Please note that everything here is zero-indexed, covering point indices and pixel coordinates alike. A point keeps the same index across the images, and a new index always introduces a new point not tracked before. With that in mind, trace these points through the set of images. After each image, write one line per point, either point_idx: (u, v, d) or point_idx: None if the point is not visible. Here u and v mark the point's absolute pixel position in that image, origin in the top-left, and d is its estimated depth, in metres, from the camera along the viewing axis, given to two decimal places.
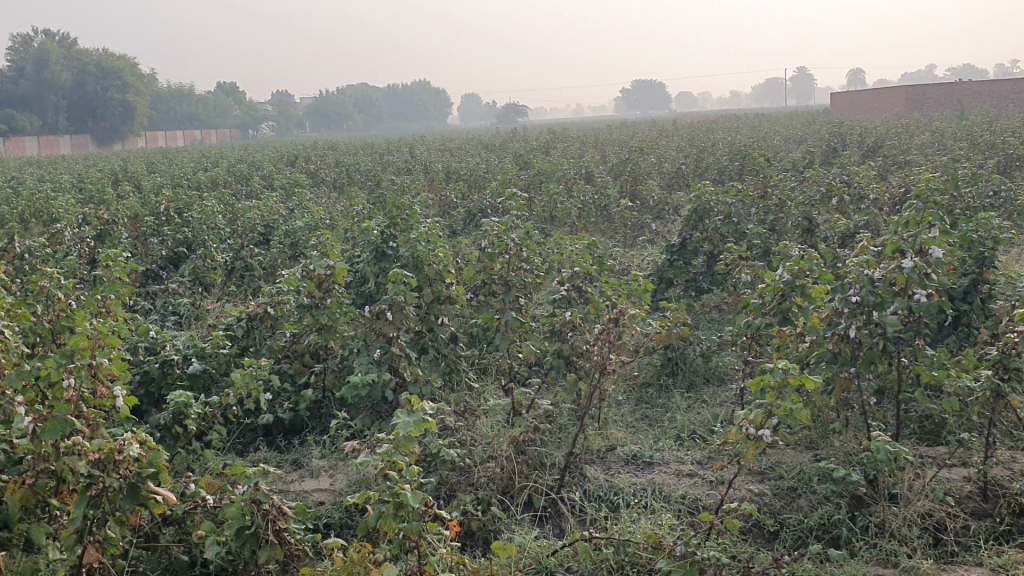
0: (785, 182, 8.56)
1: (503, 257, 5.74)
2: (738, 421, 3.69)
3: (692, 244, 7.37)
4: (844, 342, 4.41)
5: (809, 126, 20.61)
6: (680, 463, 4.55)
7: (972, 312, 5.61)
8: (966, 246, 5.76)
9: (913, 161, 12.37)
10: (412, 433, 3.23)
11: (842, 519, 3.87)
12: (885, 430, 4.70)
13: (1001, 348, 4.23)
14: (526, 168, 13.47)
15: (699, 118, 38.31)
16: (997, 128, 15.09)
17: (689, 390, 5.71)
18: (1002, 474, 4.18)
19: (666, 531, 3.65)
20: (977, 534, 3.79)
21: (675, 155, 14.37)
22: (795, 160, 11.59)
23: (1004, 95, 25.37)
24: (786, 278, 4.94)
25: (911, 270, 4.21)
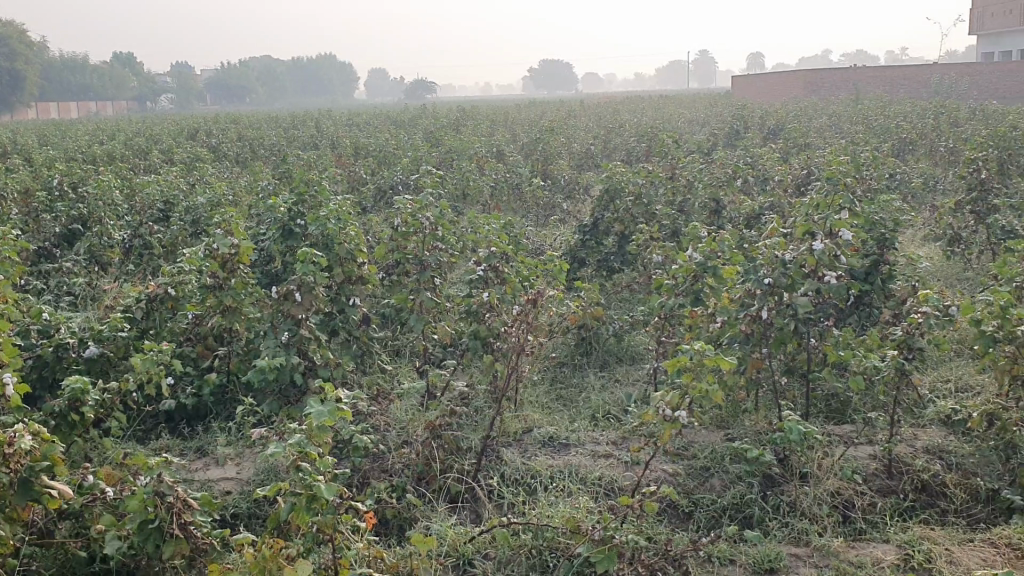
0: (693, 163, 8.64)
1: (417, 235, 5.61)
2: (654, 402, 3.69)
3: (604, 224, 7.37)
4: (756, 323, 4.42)
5: (711, 108, 21.00)
6: (595, 444, 4.54)
7: (874, 291, 5.75)
8: (868, 228, 5.90)
9: (812, 144, 12.68)
10: (325, 423, 3.08)
11: (754, 499, 3.91)
12: (794, 409, 4.78)
13: (906, 329, 4.36)
14: (436, 145, 13.31)
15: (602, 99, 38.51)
16: (890, 113, 15.60)
17: (602, 370, 5.72)
18: (907, 452, 4.29)
19: (584, 514, 3.62)
20: (883, 511, 3.89)
21: (584, 135, 14.39)
22: (700, 142, 11.73)
23: (894, 81, 26.23)
24: (697, 259, 4.92)
25: (821, 253, 4.27)
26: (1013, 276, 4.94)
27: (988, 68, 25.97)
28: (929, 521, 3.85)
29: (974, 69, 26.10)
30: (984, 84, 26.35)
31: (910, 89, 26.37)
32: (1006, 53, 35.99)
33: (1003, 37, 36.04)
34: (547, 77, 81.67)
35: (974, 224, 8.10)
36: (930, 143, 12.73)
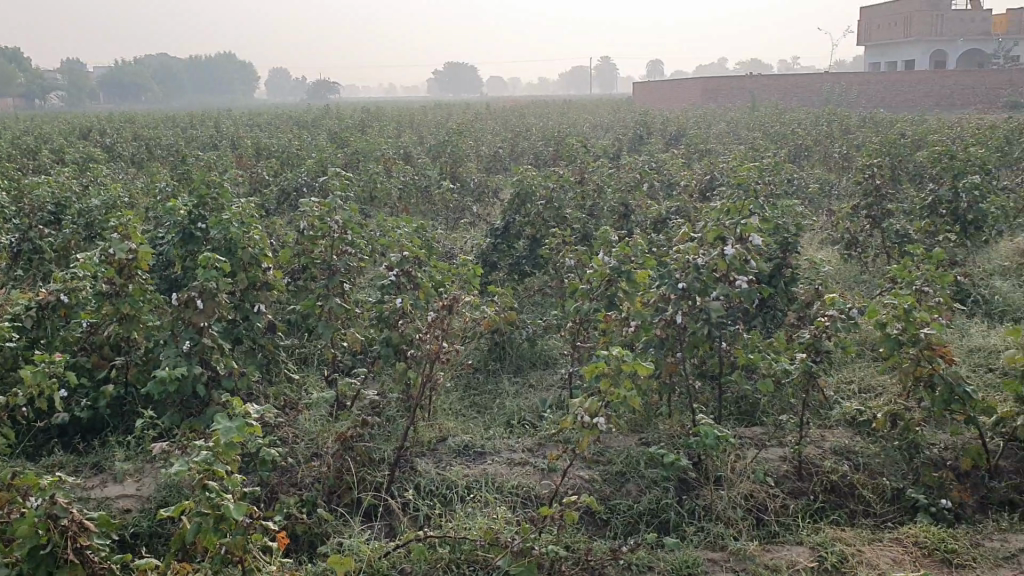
0: (602, 168, 8.69)
1: (325, 239, 5.43)
2: (573, 409, 3.63)
3: (515, 227, 7.34)
4: (670, 328, 4.42)
5: (615, 113, 21.28)
6: (511, 451, 4.48)
7: (779, 294, 5.85)
8: (772, 233, 6.01)
9: (714, 150, 12.94)
10: (234, 440, 2.94)
11: (670, 503, 3.91)
12: (707, 413, 4.81)
13: (814, 332, 4.42)
14: (341, 146, 13.10)
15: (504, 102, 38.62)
16: (786, 120, 16.07)
17: (515, 375, 5.68)
18: (815, 453, 4.36)
19: (502, 526, 3.56)
20: (794, 513, 3.93)
21: (492, 138, 14.37)
22: (606, 147, 11.84)
23: (788, 90, 27.09)
24: (612, 264, 4.86)
25: (732, 258, 4.29)
26: (911, 279, 5.08)
27: (876, 79, 27.23)
28: (839, 521, 3.91)
29: (862, 79, 27.41)
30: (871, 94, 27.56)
31: (803, 97, 27.30)
32: (891, 63, 37.63)
33: (888, 48, 37.66)
34: (452, 80, 81.57)
35: (869, 228, 8.37)
36: (824, 150, 13.13)
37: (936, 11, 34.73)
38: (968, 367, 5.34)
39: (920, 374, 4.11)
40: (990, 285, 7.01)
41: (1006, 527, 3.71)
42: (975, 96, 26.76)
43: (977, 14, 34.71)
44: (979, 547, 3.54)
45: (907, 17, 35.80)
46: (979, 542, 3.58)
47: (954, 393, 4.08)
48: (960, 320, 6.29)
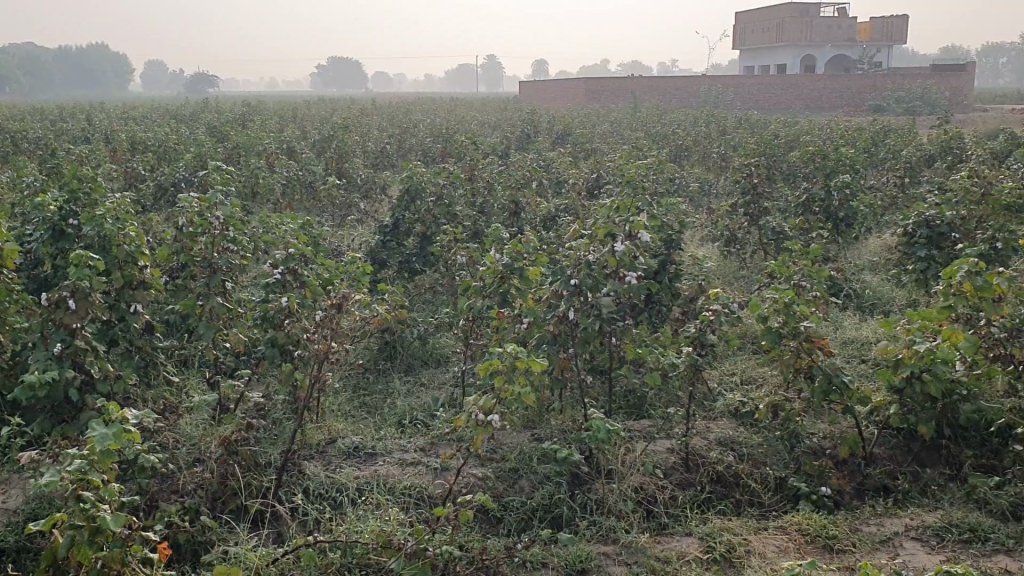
0: (490, 165, 8.68)
1: (206, 236, 5.22)
2: (466, 408, 3.59)
3: (404, 224, 7.24)
4: (562, 324, 4.43)
5: (501, 112, 21.35)
6: (402, 451, 4.42)
7: (665, 290, 5.97)
8: (657, 230, 6.12)
9: (599, 149, 13.13)
10: (111, 447, 2.79)
11: (563, 499, 3.91)
12: (597, 407, 4.84)
13: (699, 326, 4.52)
14: (222, 140, 12.70)
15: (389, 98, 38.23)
16: (667, 121, 16.45)
17: (407, 374, 5.61)
18: (702, 443, 4.44)
19: (394, 528, 3.49)
20: (683, 504, 3.99)
21: (378, 134, 14.19)
22: (494, 145, 11.86)
23: (667, 91, 27.76)
24: (505, 261, 4.78)
25: (622, 254, 4.32)
26: (790, 274, 5.25)
27: (751, 80, 27.81)
28: (726, 511, 3.99)
29: (737, 80, 27.80)
30: (749, 95, 28.10)
31: (683, 98, 28.04)
32: (764, 67, 39.03)
33: (762, 52, 39.04)
34: (336, 75, 80.39)
35: (748, 226, 8.64)
36: (704, 150, 13.51)
37: (806, 18, 36.25)
38: (842, 359, 5.55)
39: (799, 365, 4.25)
40: (860, 279, 7.33)
41: (881, 512, 3.86)
42: (840, 99, 28.22)
43: (843, 21, 36.39)
44: (857, 532, 3.67)
45: (778, 23, 37.23)
46: (856, 527, 3.71)
47: (832, 383, 4.23)
48: (834, 313, 6.55)
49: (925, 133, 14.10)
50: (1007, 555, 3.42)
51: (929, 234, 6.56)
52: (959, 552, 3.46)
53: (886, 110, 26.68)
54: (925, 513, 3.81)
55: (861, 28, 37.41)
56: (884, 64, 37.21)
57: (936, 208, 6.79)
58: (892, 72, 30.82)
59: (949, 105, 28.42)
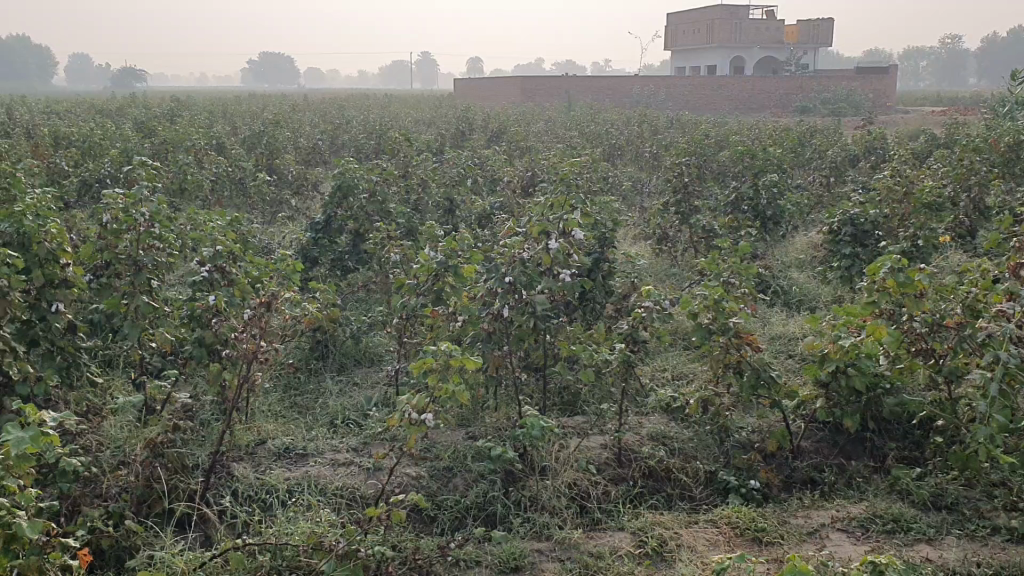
0: (424, 161, 8.61)
1: (131, 233, 5.06)
2: (399, 406, 3.54)
3: (336, 221, 7.11)
4: (497, 322, 4.40)
5: (435, 109, 21.25)
6: (334, 452, 4.36)
7: (598, 287, 5.99)
8: (591, 227, 6.14)
9: (534, 147, 13.15)
10: (28, 451, 2.69)
11: (497, 496, 3.88)
12: (531, 403, 4.83)
13: (632, 323, 4.58)
14: (149, 135, 12.39)
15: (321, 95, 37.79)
16: (600, 120, 16.56)
17: (339, 374, 5.54)
18: (635, 439, 4.47)
19: (325, 529, 3.44)
20: (616, 500, 4.00)
21: (310, 130, 13.99)
22: (428, 142, 11.79)
23: (601, 91, 27.98)
24: (440, 258, 4.69)
25: (556, 252, 4.36)
26: (719, 271, 5.32)
27: (684, 81, 28.16)
28: (657, 506, 4.02)
29: (670, 81, 28.11)
30: (682, 96, 28.45)
31: (616, 98, 28.30)
32: (695, 68, 39.60)
33: (692, 53, 39.60)
34: (267, 70, 79.21)
35: (680, 224, 8.73)
36: (637, 149, 13.64)
37: (736, 20, 36.88)
38: (771, 354, 5.64)
39: (728, 361, 4.31)
40: (787, 276, 7.47)
41: (808, 504, 3.93)
42: (768, 100, 28.82)
43: (771, 23, 37.12)
44: (785, 524, 3.73)
45: (709, 25, 37.80)
46: (785, 519, 3.77)
47: (760, 378, 4.30)
48: (762, 310, 6.66)
49: (850, 134, 14.47)
50: (929, 544, 3.51)
51: (854, 232, 6.72)
52: (883, 542, 3.54)
53: (813, 112, 27.35)
54: (850, 505, 3.88)
55: (789, 31, 38.23)
56: (811, 67, 38.09)
57: (861, 207, 6.96)
58: (819, 74, 31.57)
59: (873, 107, 29.23)
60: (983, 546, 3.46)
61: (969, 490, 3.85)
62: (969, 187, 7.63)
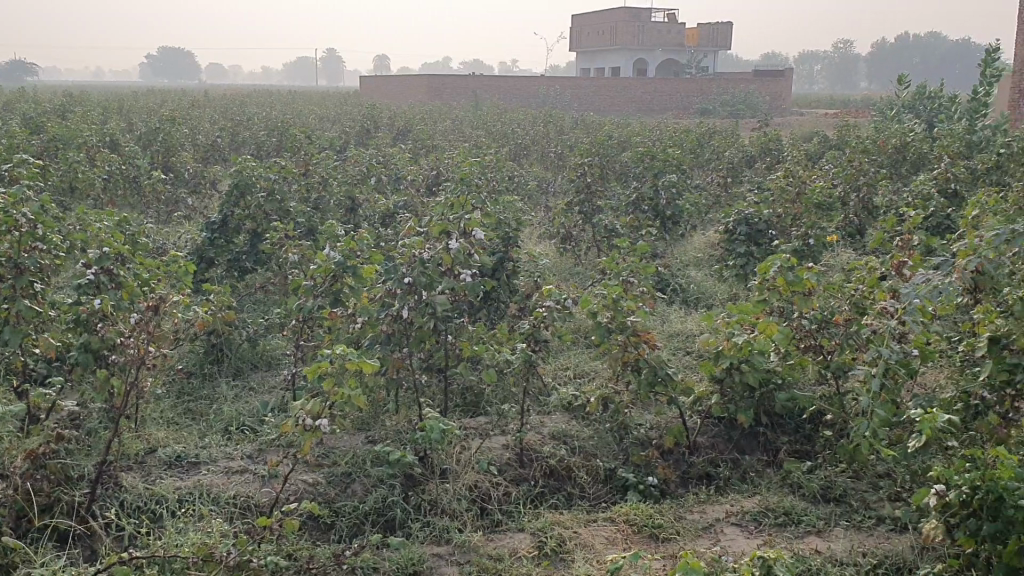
0: (326, 160, 8.44)
1: (10, 234, 4.81)
2: (294, 412, 3.47)
3: (233, 221, 6.85)
4: (397, 323, 4.29)
5: (340, 106, 20.95)
6: (228, 459, 4.24)
7: (501, 287, 5.97)
8: (494, 227, 6.12)
9: (439, 146, 13.07)
10: None
11: (396, 501, 3.83)
12: (432, 405, 4.77)
13: (533, 323, 4.57)
14: (36, 131, 11.84)
15: (222, 92, 36.84)
16: (506, 119, 16.58)
17: (235, 379, 5.40)
18: (536, 439, 4.46)
19: (216, 540, 3.34)
20: (516, 500, 3.99)
21: (209, 127, 13.60)
22: (332, 141, 11.59)
23: (507, 91, 28.02)
24: (337, 259, 4.58)
25: (457, 251, 4.28)
26: (619, 270, 5.37)
27: (589, 83, 28.41)
28: (558, 505, 4.03)
29: (576, 83, 28.28)
30: (587, 97, 28.71)
31: (523, 98, 28.40)
32: (599, 70, 40.08)
33: (597, 55, 40.09)
34: (164, 65, 76.90)
35: (583, 223, 8.79)
36: (542, 149, 13.71)
37: (639, 23, 37.45)
38: (670, 351, 5.73)
39: (627, 359, 4.36)
40: (686, 275, 7.60)
41: (704, 499, 4.00)
42: (670, 102, 29.40)
43: (672, 27, 37.87)
44: (682, 520, 3.79)
45: (612, 27, 38.29)
46: (681, 515, 3.83)
47: (657, 376, 4.37)
48: (662, 308, 6.76)
49: (746, 136, 14.84)
50: (818, 535, 3.61)
51: (749, 231, 6.90)
52: (774, 535, 3.62)
53: (712, 113, 28.14)
54: (744, 499, 3.97)
55: (689, 34, 39.01)
56: (710, 70, 38.98)
57: (755, 207, 7.14)
58: (718, 77, 32.32)
59: (769, 109, 30.12)
60: (869, 536, 3.58)
61: (856, 482, 3.97)
62: (857, 187, 7.90)
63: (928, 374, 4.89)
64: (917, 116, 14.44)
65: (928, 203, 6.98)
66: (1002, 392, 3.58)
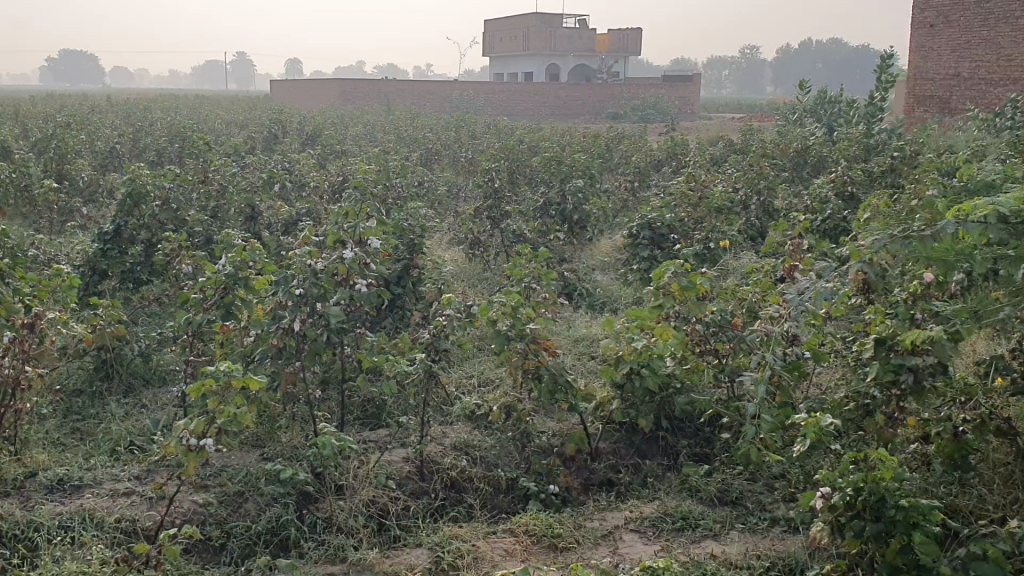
0: (225, 166, 8.16)
1: None
2: (176, 432, 3.35)
3: (127, 231, 6.56)
4: (288, 336, 4.17)
5: (248, 111, 20.43)
6: (114, 481, 4.06)
7: (406, 294, 5.87)
8: (398, 234, 6.01)
9: (348, 151, 12.83)
10: None
11: (290, 519, 3.71)
12: (331, 419, 4.66)
13: (433, 332, 4.50)
14: None
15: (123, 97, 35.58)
16: (417, 124, 16.41)
17: (126, 396, 5.17)
18: (437, 449, 4.39)
19: (95, 569, 3.19)
20: (415, 515, 3.91)
21: (107, 133, 13.06)
22: (235, 146, 11.25)
23: (420, 96, 27.77)
24: (227, 270, 4.41)
25: (351, 261, 4.18)
26: (521, 276, 5.34)
27: (502, 88, 28.36)
28: (458, 517, 3.97)
29: (489, 87, 28.13)
30: (500, 102, 28.69)
31: (436, 103, 28.17)
32: (512, 75, 40.18)
33: (509, 60, 40.18)
34: (63, 69, 74.17)
35: (491, 229, 8.73)
36: (453, 154, 13.59)
37: (550, 28, 37.66)
38: (574, 356, 5.72)
39: (527, 366, 4.33)
40: (592, 279, 7.62)
41: (603, 506, 3.99)
42: (581, 107, 29.66)
43: (583, 32, 38.23)
44: (580, 528, 3.77)
45: (524, 32, 38.42)
46: (580, 523, 3.82)
47: (557, 383, 4.35)
48: (567, 313, 6.75)
49: (655, 140, 15.00)
50: (714, 539, 3.64)
51: (651, 236, 6.99)
52: (673, 540, 3.64)
53: (623, 118, 28.67)
54: (643, 504, 3.97)
55: (600, 40, 39.39)
56: (620, 75, 39.50)
57: (658, 211, 7.21)
58: (628, 82, 32.70)
59: (677, 114, 30.69)
60: (763, 538, 3.62)
61: (752, 484, 4.02)
62: (758, 191, 8.04)
63: (822, 374, 4.99)
64: (817, 120, 14.83)
65: (825, 205, 7.15)
66: (887, 392, 3.66)
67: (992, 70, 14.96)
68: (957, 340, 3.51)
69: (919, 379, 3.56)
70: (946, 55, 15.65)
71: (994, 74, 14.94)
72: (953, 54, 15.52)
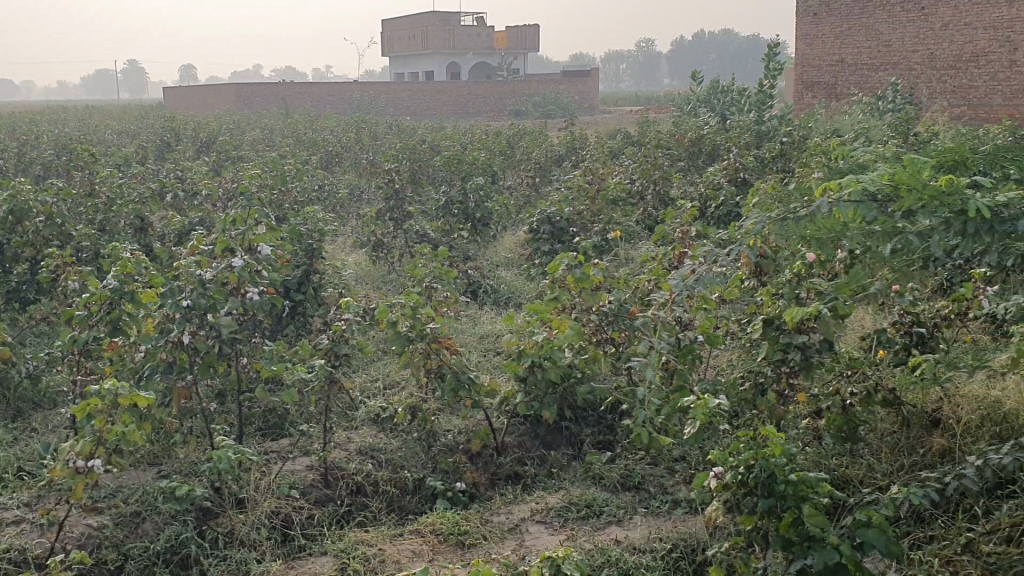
0: (112, 177, 7.87)
1: None
2: (62, 455, 3.24)
3: (9, 250, 6.28)
4: (179, 349, 4.08)
5: (138, 120, 19.74)
6: (2, 509, 3.89)
7: (307, 301, 5.77)
8: (296, 239, 5.90)
9: (244, 157, 12.54)
10: None
11: (190, 536, 3.62)
12: (231, 431, 4.56)
13: (331, 337, 4.45)
14: None
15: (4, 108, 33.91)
16: (316, 127, 16.14)
17: (13, 421, 4.96)
18: (341, 454, 4.34)
19: None
20: (320, 522, 3.87)
21: None
22: (124, 155, 10.87)
23: (319, 98, 27.32)
24: (111, 285, 4.27)
25: (241, 269, 4.12)
26: (420, 276, 5.32)
27: (402, 88, 28.18)
28: (364, 521, 3.92)
29: (389, 88, 27.89)
30: (401, 102, 28.51)
31: (336, 104, 27.74)
32: (412, 74, 39.95)
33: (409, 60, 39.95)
34: None
35: (394, 230, 8.65)
36: (354, 156, 13.42)
37: (449, 27, 37.59)
38: (478, 354, 5.72)
39: (429, 366, 4.32)
40: (496, 275, 7.63)
41: (510, 500, 4.01)
42: (483, 104, 29.66)
43: (481, 30, 38.29)
44: (487, 523, 3.79)
45: (423, 32, 38.24)
46: (487, 519, 3.83)
47: (460, 381, 4.35)
48: (473, 310, 6.75)
49: (556, 135, 15.10)
50: (618, 525, 3.70)
51: (552, 230, 7.09)
52: (577, 529, 3.68)
53: (524, 114, 28.83)
54: (548, 496, 4.01)
55: (499, 36, 39.43)
56: (521, 72, 39.73)
57: (558, 205, 7.27)
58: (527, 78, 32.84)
59: (578, 109, 31.01)
60: (665, 521, 3.70)
61: (654, 468, 4.10)
62: (654, 181, 8.18)
63: (718, 356, 5.10)
64: (711, 110, 15.16)
65: (718, 192, 7.32)
66: (778, 370, 3.78)
67: (872, 57, 15.52)
68: (839, 316, 3.64)
69: (806, 356, 3.69)
70: (830, 42, 16.18)
71: (875, 60, 15.49)
72: (837, 42, 16.06)
